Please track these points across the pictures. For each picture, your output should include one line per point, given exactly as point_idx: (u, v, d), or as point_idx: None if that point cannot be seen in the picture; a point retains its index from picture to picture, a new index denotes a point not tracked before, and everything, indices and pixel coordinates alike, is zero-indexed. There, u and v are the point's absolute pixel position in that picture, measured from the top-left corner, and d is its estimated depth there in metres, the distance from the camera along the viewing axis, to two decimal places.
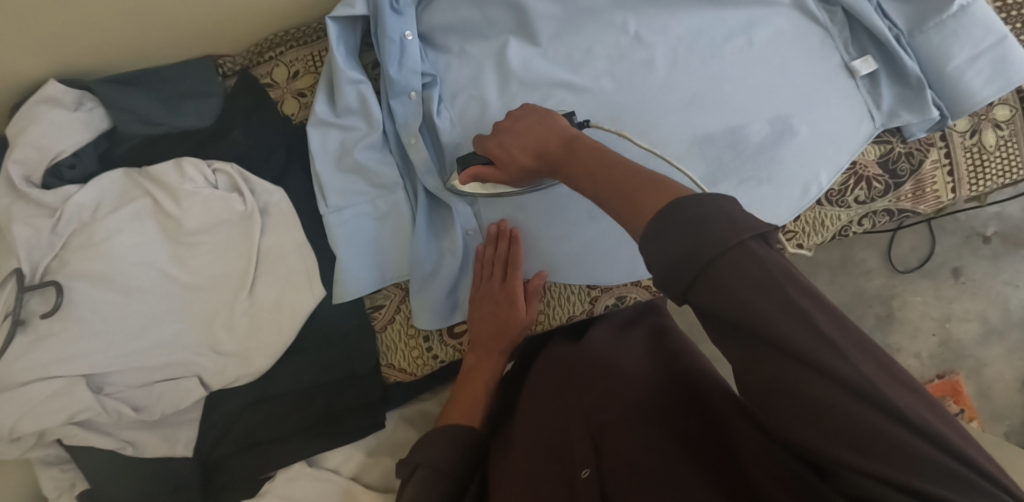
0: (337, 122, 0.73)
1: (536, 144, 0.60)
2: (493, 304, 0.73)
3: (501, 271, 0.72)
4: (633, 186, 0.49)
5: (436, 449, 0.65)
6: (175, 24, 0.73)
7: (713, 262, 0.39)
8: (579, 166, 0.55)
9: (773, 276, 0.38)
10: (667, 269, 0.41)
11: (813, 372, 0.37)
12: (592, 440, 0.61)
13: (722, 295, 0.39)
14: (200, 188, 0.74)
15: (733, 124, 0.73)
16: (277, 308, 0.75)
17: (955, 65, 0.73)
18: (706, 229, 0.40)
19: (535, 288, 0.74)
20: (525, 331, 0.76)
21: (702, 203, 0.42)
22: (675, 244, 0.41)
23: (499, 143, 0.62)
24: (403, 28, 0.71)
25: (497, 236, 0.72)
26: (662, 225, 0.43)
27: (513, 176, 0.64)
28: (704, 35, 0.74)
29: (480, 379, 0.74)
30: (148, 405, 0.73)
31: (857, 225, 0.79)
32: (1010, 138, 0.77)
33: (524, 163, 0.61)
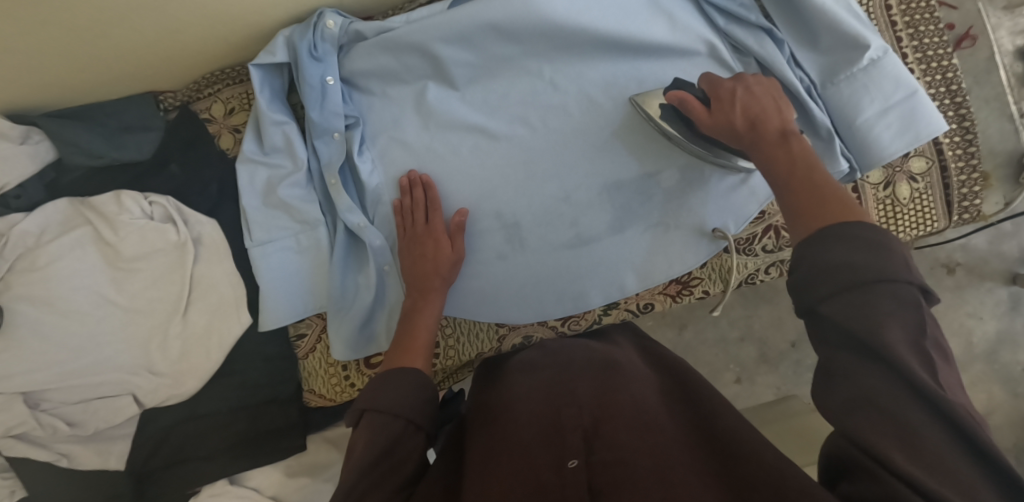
0: (264, 159, 0.77)
1: (763, 109, 0.60)
2: (419, 246, 0.72)
3: (424, 215, 0.73)
4: (813, 194, 0.52)
5: (387, 391, 0.59)
6: (114, 65, 0.76)
7: (871, 283, 0.43)
8: (782, 154, 0.56)
9: (911, 304, 0.42)
10: (816, 275, 0.45)
11: (914, 397, 0.40)
12: (589, 431, 0.56)
13: (865, 308, 0.43)
14: (137, 218, 0.78)
15: (643, 172, 0.75)
16: (208, 332, 0.80)
17: (865, 118, 0.74)
18: (877, 259, 0.44)
19: (459, 224, 0.73)
20: (459, 267, 0.74)
21: (872, 231, 0.46)
22: (834, 257, 0.45)
23: (733, 89, 0.62)
24: (324, 73, 0.74)
25: (410, 186, 0.75)
26: (828, 237, 0.47)
27: (715, 124, 0.63)
28: (618, 83, 0.76)
29: (423, 318, 0.69)
30: (82, 420, 0.78)
31: (763, 273, 0.80)
32: (924, 191, 0.78)
33: (737, 122, 0.60)
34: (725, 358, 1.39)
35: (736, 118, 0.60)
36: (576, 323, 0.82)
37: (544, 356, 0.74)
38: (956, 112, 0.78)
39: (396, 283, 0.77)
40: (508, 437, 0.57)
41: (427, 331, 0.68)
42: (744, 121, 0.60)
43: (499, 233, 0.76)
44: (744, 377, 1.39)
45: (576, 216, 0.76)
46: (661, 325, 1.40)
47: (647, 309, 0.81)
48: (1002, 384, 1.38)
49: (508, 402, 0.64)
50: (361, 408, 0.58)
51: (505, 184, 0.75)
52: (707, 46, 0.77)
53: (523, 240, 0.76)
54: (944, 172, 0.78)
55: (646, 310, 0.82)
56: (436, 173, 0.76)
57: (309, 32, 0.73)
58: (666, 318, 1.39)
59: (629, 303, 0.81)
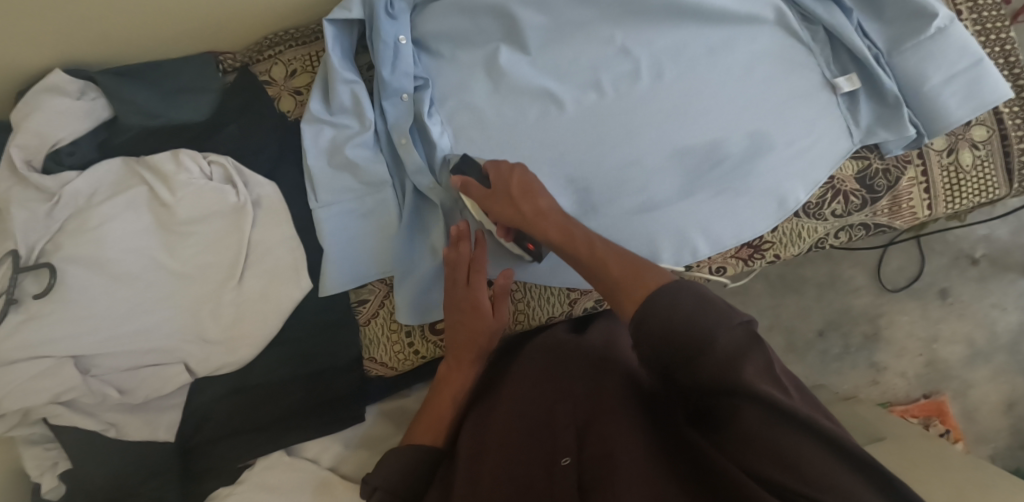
0: (331, 119, 0.75)
1: (523, 190, 0.66)
2: (459, 311, 0.71)
3: (465, 272, 0.70)
4: (620, 272, 0.58)
5: (395, 469, 0.66)
6: (179, 19, 0.75)
7: (703, 336, 0.48)
8: (557, 232, 0.65)
9: (721, 352, 0.47)
10: (660, 348, 0.51)
11: (775, 415, 0.45)
12: (580, 430, 0.61)
13: (704, 354, 0.47)
14: (195, 178, 0.76)
15: (711, 137, 0.75)
16: (263, 298, 0.76)
17: (932, 85, 0.75)
18: (699, 317, 0.49)
19: (502, 289, 0.69)
20: (496, 336, 0.73)
21: (682, 291, 0.52)
22: (657, 328, 0.51)
23: (507, 166, 0.68)
24: (397, 33, 0.74)
25: (459, 237, 0.70)
26: (647, 308, 0.52)
27: (495, 206, 0.68)
28: (688, 49, 0.76)
29: (449, 389, 0.74)
30: (133, 388, 0.74)
31: (833, 238, 0.80)
32: (986, 158, 0.79)
33: (518, 198, 0.66)
34: None
35: (512, 192, 0.66)
36: None
37: (541, 340, 0.78)
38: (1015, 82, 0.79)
39: None
40: (498, 442, 0.64)
41: (450, 402, 0.73)
42: (513, 194, 0.67)
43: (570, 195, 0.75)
44: None
45: (649, 179, 0.75)
46: None
47: (718, 274, 0.81)
48: None
49: (504, 398, 0.70)
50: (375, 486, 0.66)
51: (577, 148, 0.75)
52: (775, 15, 0.77)
53: (595, 203, 0.75)
54: (1005, 140, 0.79)
55: (720, 275, 0.81)
56: (505, 137, 0.75)
57: None
58: None
59: (703, 267, 0.80)
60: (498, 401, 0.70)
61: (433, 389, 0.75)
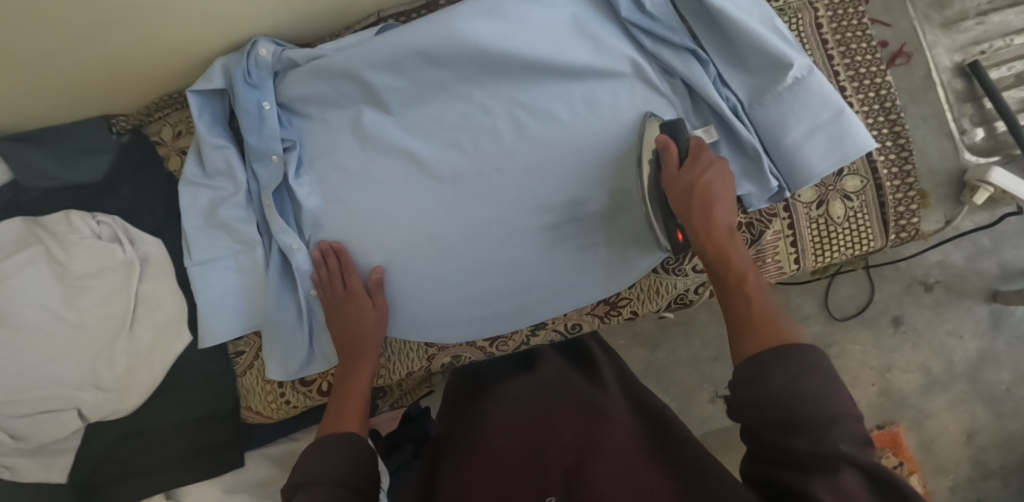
0: (206, 182, 0.79)
1: (703, 196, 0.67)
2: (343, 312, 0.75)
3: (341, 280, 0.76)
4: (755, 313, 0.60)
5: (320, 462, 0.64)
6: (64, 92, 0.80)
7: (820, 401, 0.50)
8: (706, 242, 0.66)
9: (834, 429, 0.50)
10: (768, 397, 0.52)
11: (869, 486, 0.48)
12: (570, 469, 0.63)
13: (808, 401, 0.51)
14: (85, 238, 0.81)
15: (572, 194, 0.76)
16: (151, 350, 0.82)
17: (793, 137, 0.73)
18: (825, 393, 0.51)
19: (376, 281, 0.76)
20: (383, 326, 0.77)
21: (811, 359, 0.53)
22: (783, 381, 0.52)
23: (706, 156, 0.69)
24: (261, 99, 0.77)
25: (324, 256, 0.76)
26: (776, 360, 0.54)
27: (673, 180, 0.69)
28: (547, 107, 0.76)
29: (354, 381, 0.75)
30: (27, 433, 0.80)
31: (694, 291, 0.82)
32: (860, 209, 0.76)
33: (700, 182, 0.67)
34: (698, 379, 1.37)
35: (696, 184, 0.67)
36: (503, 344, 0.84)
37: (529, 385, 0.80)
38: (889, 130, 0.77)
39: (325, 310, 0.78)
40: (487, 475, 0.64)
41: (358, 395, 0.74)
42: (689, 186, 0.67)
43: (430, 257, 0.77)
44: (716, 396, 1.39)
45: (509, 238, 0.77)
46: (633, 345, 1.39)
47: (574, 330, 0.83)
48: (986, 405, 1.37)
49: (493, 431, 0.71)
50: (298, 481, 0.63)
51: (440, 208, 0.77)
52: (633, 68, 0.76)
53: (455, 260, 0.77)
54: (879, 191, 0.76)
55: (575, 331, 0.84)
56: (369, 198, 0.78)
57: (244, 60, 0.76)
58: (637, 337, 1.39)
59: (559, 324, 0.83)
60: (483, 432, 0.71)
61: (336, 390, 0.75)
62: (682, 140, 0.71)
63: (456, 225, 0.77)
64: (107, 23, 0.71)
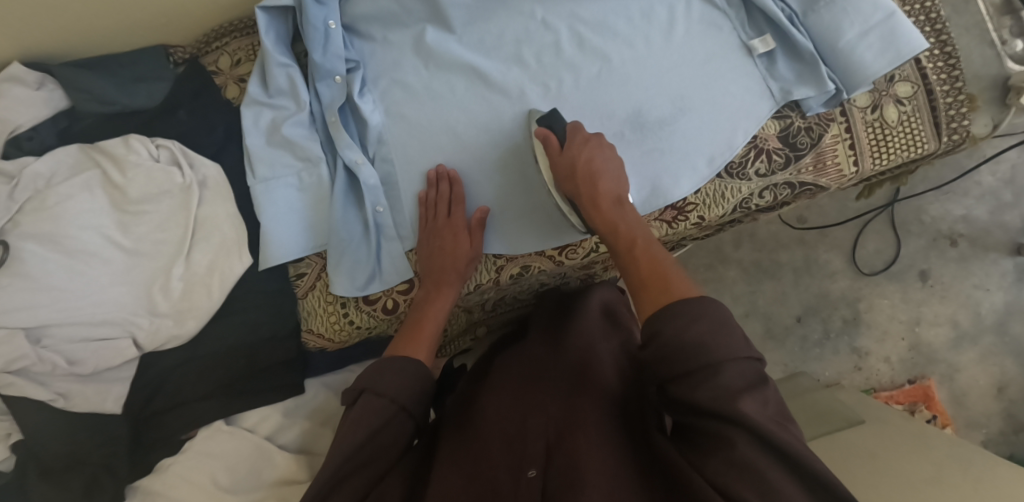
0: (269, 102, 0.80)
1: (587, 173, 0.70)
2: (437, 238, 0.75)
3: (446, 208, 0.76)
4: (645, 273, 0.62)
5: (387, 378, 0.65)
6: (125, 14, 0.80)
7: (710, 350, 0.52)
8: (605, 217, 0.68)
9: (720, 374, 0.51)
10: (669, 349, 0.54)
11: (761, 444, 0.49)
12: (552, 442, 0.59)
13: (693, 351, 0.53)
14: (143, 160, 0.81)
15: (634, 102, 0.77)
16: (210, 272, 0.81)
17: (847, 40, 0.76)
18: (712, 338, 0.53)
19: (479, 221, 0.76)
20: (474, 263, 0.77)
21: (703, 306, 0.55)
22: (677, 333, 0.54)
23: (585, 138, 0.72)
24: (326, 17, 0.78)
25: (437, 180, 0.77)
26: (667, 314, 0.56)
27: (559, 165, 0.71)
28: (608, 21, 0.79)
29: (433, 310, 0.74)
30: (82, 359, 0.77)
31: (757, 199, 0.78)
32: (913, 114, 0.79)
33: (580, 164, 0.70)
34: None
35: (576, 168, 0.70)
36: (572, 252, 0.80)
37: (517, 361, 0.76)
38: (936, 38, 0.79)
39: (391, 225, 0.79)
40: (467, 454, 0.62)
41: (433, 322, 0.73)
42: (573, 167, 0.70)
43: (494, 169, 0.78)
44: None
45: None
46: None
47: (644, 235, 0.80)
48: (1015, 358, 1.38)
49: (477, 411, 0.68)
50: (362, 388, 0.65)
51: (503, 121, 0.78)
52: None
53: (520, 171, 0.78)
54: (930, 95, 0.78)
55: None
56: (432, 112, 0.79)
57: None
58: None
59: None
60: (474, 413, 0.68)
61: (412, 314, 0.75)
62: (561, 126, 0.74)
63: (520, 136, 0.78)
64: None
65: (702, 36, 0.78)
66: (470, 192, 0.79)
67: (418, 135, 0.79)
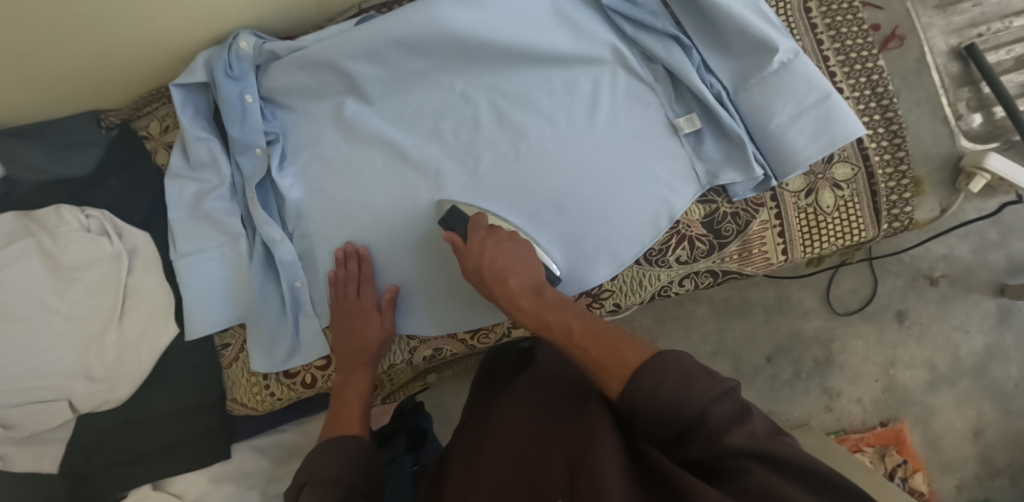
0: (191, 174, 0.80)
1: (497, 272, 0.68)
2: (350, 321, 0.76)
3: (355, 288, 0.76)
4: (602, 352, 0.57)
5: (320, 464, 0.63)
6: (54, 88, 0.81)
7: (690, 397, 0.48)
8: (535, 312, 0.66)
9: (707, 418, 0.47)
10: (650, 413, 0.50)
11: (782, 472, 0.43)
12: (571, 460, 0.51)
13: (670, 399, 0.49)
14: (74, 231, 0.82)
15: (554, 182, 0.75)
16: (139, 341, 0.83)
17: (778, 122, 0.72)
18: (682, 391, 0.49)
19: (390, 300, 0.77)
20: (387, 341, 0.78)
21: (670, 356, 0.52)
22: (647, 388, 0.51)
23: (480, 236, 0.70)
24: (243, 92, 0.77)
25: (346, 258, 0.76)
26: (632, 379, 0.52)
27: (470, 268, 0.69)
28: (529, 96, 0.76)
29: (352, 390, 0.75)
30: (18, 423, 0.80)
31: (677, 286, 0.78)
32: (851, 198, 0.75)
33: (488, 263, 0.68)
34: None
35: (483, 273, 0.68)
36: (484, 337, 0.82)
37: (528, 383, 0.68)
38: (882, 115, 0.75)
39: (309, 301, 0.79)
40: (477, 485, 0.55)
41: (355, 402, 0.74)
42: (480, 270, 0.68)
43: (412, 247, 0.77)
44: None
45: (490, 226, 0.76)
46: None
47: None
48: (994, 402, 1.33)
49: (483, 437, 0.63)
50: (302, 482, 0.62)
51: (421, 198, 0.77)
52: (614, 54, 0.75)
53: (438, 247, 0.77)
54: (870, 179, 0.75)
55: None
56: (350, 189, 0.78)
57: (225, 53, 0.76)
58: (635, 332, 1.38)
59: None
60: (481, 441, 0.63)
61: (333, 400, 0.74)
62: (463, 227, 0.73)
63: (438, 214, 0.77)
64: (89, 17, 0.71)
65: (626, 112, 0.75)
66: (382, 274, 0.78)
67: (338, 211, 0.78)
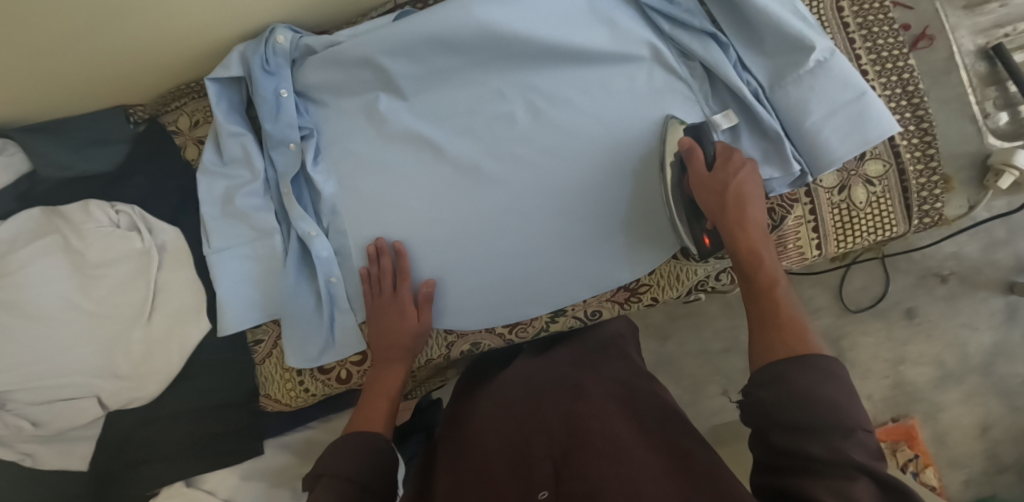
0: (223, 170, 0.79)
1: (735, 196, 0.67)
2: (383, 317, 0.76)
3: (392, 283, 0.76)
4: (782, 314, 0.61)
5: (346, 457, 0.63)
6: (83, 81, 0.80)
7: (843, 414, 0.51)
8: (746, 241, 0.67)
9: (843, 437, 0.50)
10: (790, 401, 0.53)
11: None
12: (558, 460, 0.59)
13: (819, 407, 0.52)
14: (103, 226, 0.82)
15: (589, 176, 0.76)
16: (168, 336, 0.82)
17: (813, 121, 0.73)
18: (843, 402, 0.52)
19: (427, 295, 0.77)
20: (421, 337, 0.78)
21: (835, 367, 0.54)
22: (803, 388, 0.53)
23: (734, 158, 0.69)
24: (278, 87, 0.77)
25: (378, 254, 0.76)
26: (798, 365, 0.55)
27: (701, 180, 0.70)
28: (564, 92, 0.76)
29: (379, 389, 0.75)
30: (47, 422, 0.80)
31: (714, 280, 0.83)
32: (882, 194, 0.77)
33: (728, 184, 0.68)
34: (707, 369, 1.38)
35: (726, 188, 0.68)
36: (523, 330, 0.84)
37: (514, 387, 0.74)
38: (913, 114, 0.77)
39: (344, 296, 0.79)
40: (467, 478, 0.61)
41: (381, 399, 0.74)
42: (722, 185, 0.68)
43: (448, 242, 0.77)
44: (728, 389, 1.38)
45: (525, 221, 0.77)
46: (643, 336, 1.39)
47: (593, 316, 0.84)
48: (1001, 398, 1.35)
49: (477, 436, 0.66)
50: (319, 472, 0.62)
51: (455, 193, 0.77)
52: (651, 51, 0.76)
53: (471, 242, 0.77)
54: (901, 175, 0.77)
55: (595, 317, 0.84)
56: (384, 186, 0.78)
57: (262, 47, 0.75)
58: (648, 329, 1.39)
59: (578, 310, 0.83)
60: (473, 439, 0.66)
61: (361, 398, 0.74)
62: (707, 139, 0.72)
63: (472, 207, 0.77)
64: (129, 8, 0.71)
65: (663, 107, 0.76)
66: (417, 269, 0.78)
67: (372, 207, 0.78)
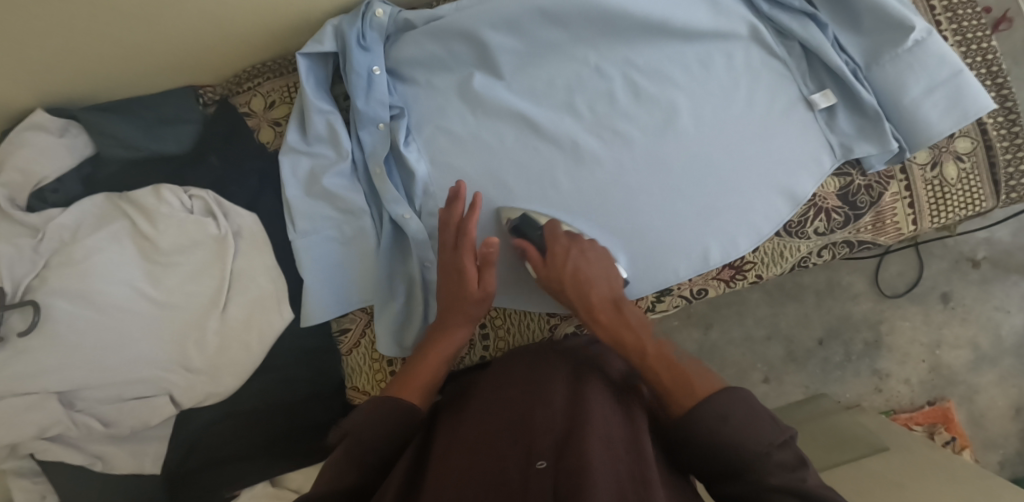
0: (308, 150, 0.76)
1: (575, 279, 0.70)
2: (448, 275, 0.71)
3: (453, 235, 0.71)
4: (682, 364, 0.60)
5: (374, 420, 0.58)
6: (155, 56, 0.76)
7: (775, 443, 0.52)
8: (612, 321, 0.67)
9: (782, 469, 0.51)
10: (724, 432, 0.53)
11: None
12: (560, 438, 0.52)
13: (749, 433, 0.52)
14: (175, 211, 0.76)
15: (692, 155, 0.75)
16: (247, 326, 0.77)
17: (913, 97, 0.74)
18: (749, 428, 0.53)
19: (490, 256, 0.69)
20: (487, 301, 0.72)
21: (742, 398, 0.55)
22: (742, 417, 0.53)
23: (574, 245, 0.71)
24: (370, 63, 0.74)
25: (455, 197, 0.71)
26: (719, 396, 0.55)
27: (546, 276, 0.71)
28: (665, 70, 0.75)
29: (435, 350, 0.69)
30: (118, 421, 0.74)
31: (815, 257, 0.80)
32: (971, 170, 0.78)
33: (567, 274, 0.70)
34: (751, 357, 1.38)
35: (564, 277, 0.70)
36: None
37: (518, 363, 0.67)
38: (997, 92, 0.78)
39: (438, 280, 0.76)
40: (457, 448, 0.55)
41: (432, 366, 0.67)
42: (564, 275, 0.70)
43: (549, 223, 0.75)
44: (771, 376, 1.38)
45: (627, 200, 0.75)
46: (687, 325, 1.39)
47: (700, 295, 0.82)
48: None
49: (475, 411, 0.60)
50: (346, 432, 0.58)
51: (555, 172, 0.75)
52: (749, 30, 0.75)
53: (572, 223, 0.75)
54: (989, 151, 0.78)
55: (700, 296, 0.82)
56: (480, 166, 0.75)
57: (358, 20, 0.73)
58: (691, 318, 1.38)
59: (683, 289, 0.81)
60: (466, 413, 0.60)
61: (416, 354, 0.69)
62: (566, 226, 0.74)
63: (574, 185, 0.75)
64: None
65: (761, 84, 0.76)
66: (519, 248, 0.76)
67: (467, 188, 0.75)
